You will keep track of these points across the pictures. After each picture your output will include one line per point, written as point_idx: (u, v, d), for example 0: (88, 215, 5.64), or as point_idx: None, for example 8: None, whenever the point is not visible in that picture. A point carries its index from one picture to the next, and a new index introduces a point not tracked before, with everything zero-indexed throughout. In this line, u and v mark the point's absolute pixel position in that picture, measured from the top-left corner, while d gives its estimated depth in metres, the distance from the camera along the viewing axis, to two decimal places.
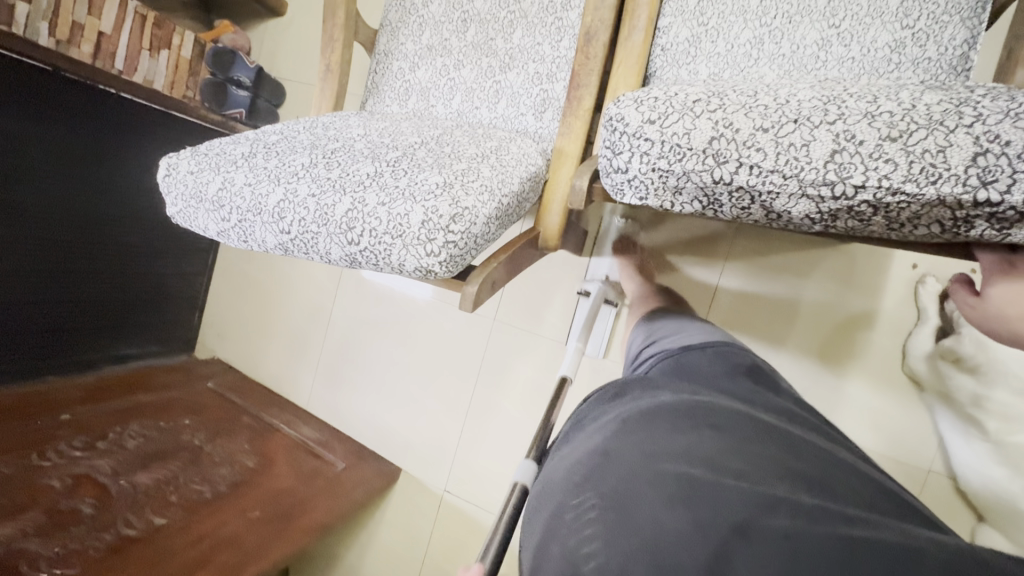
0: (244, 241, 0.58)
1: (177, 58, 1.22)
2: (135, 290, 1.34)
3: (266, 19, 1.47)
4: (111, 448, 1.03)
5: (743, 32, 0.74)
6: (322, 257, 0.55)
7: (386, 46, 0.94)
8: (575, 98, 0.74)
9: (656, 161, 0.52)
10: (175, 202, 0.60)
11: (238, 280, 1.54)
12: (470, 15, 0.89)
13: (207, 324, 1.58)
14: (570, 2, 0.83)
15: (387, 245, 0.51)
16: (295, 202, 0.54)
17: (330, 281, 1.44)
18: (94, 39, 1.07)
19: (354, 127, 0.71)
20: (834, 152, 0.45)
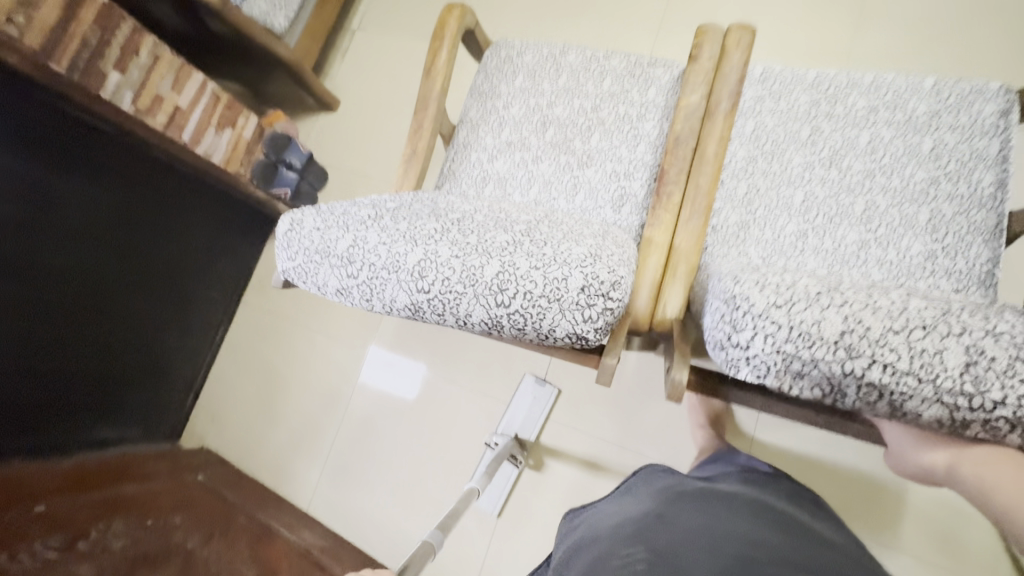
0: (368, 299, 0.56)
1: (239, 137, 1.25)
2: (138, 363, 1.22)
3: (317, 113, 1.58)
4: (93, 550, 0.86)
5: (789, 225, 0.81)
6: (460, 318, 0.53)
7: (465, 138, 1.01)
8: (664, 194, 0.79)
9: (783, 344, 0.50)
10: (293, 257, 0.58)
11: (248, 361, 1.43)
12: (550, 119, 0.97)
13: (201, 408, 1.43)
14: (644, 116, 0.93)
15: (542, 308, 0.49)
16: (437, 261, 0.53)
17: (352, 366, 1.35)
18: (170, 111, 1.07)
19: (463, 203, 0.73)
20: (967, 363, 0.45)
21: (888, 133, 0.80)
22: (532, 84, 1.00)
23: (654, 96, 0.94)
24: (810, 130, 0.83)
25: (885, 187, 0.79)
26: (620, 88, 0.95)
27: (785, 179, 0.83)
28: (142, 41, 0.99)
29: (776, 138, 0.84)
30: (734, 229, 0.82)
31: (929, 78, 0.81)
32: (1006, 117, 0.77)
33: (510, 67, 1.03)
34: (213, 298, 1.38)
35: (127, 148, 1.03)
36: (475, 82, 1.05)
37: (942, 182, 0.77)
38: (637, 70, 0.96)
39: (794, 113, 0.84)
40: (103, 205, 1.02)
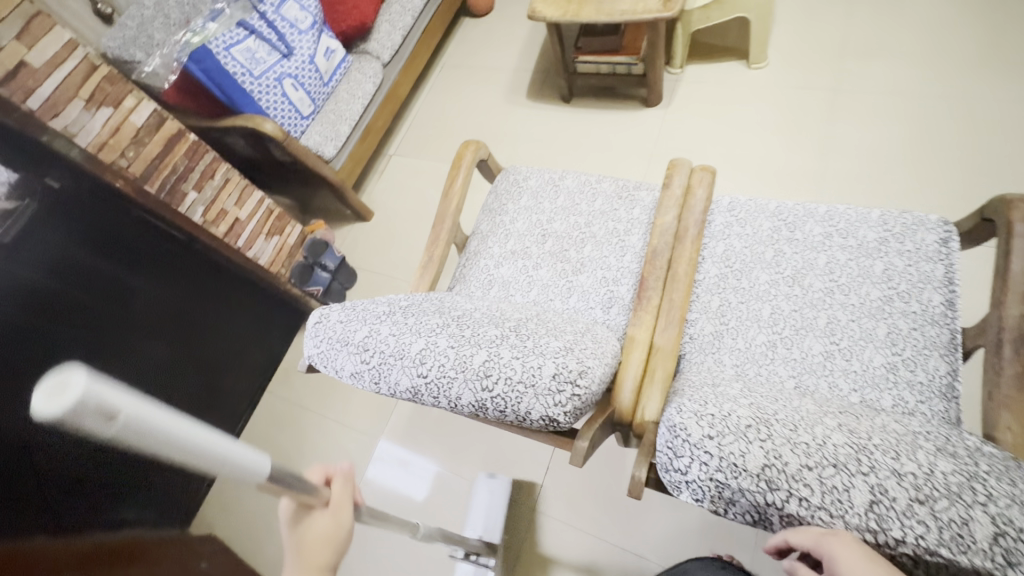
0: (375, 382, 0.65)
1: (283, 243, 1.44)
2: (161, 441, 1.32)
3: (352, 222, 1.80)
4: None
5: (759, 334, 0.89)
6: (451, 399, 0.61)
7: (475, 248, 1.15)
8: (645, 296, 0.90)
9: (714, 472, 0.52)
10: (318, 344, 0.69)
11: (265, 448, 1.49)
12: (549, 232, 1.12)
13: (215, 495, 1.47)
14: (631, 231, 1.07)
15: (519, 392, 0.58)
16: (435, 351, 0.63)
17: (361, 456, 1.40)
18: (231, 222, 1.26)
19: (468, 303, 0.85)
20: (872, 501, 0.47)
21: (843, 256, 0.91)
22: (535, 204, 1.17)
23: (639, 215, 1.09)
24: (773, 252, 0.95)
25: (845, 302, 0.88)
26: (609, 208, 1.11)
27: (754, 295, 0.92)
28: (217, 168, 1.21)
29: (742, 257, 0.96)
30: (708, 339, 0.91)
31: (875, 210, 0.94)
32: (947, 245, 0.87)
33: (516, 189, 1.20)
34: (245, 386, 1.50)
35: (183, 248, 1.24)
36: (486, 201, 1.22)
37: (896, 301, 0.85)
38: (624, 193, 1.12)
39: (758, 238, 0.97)
40: (154, 295, 1.21)
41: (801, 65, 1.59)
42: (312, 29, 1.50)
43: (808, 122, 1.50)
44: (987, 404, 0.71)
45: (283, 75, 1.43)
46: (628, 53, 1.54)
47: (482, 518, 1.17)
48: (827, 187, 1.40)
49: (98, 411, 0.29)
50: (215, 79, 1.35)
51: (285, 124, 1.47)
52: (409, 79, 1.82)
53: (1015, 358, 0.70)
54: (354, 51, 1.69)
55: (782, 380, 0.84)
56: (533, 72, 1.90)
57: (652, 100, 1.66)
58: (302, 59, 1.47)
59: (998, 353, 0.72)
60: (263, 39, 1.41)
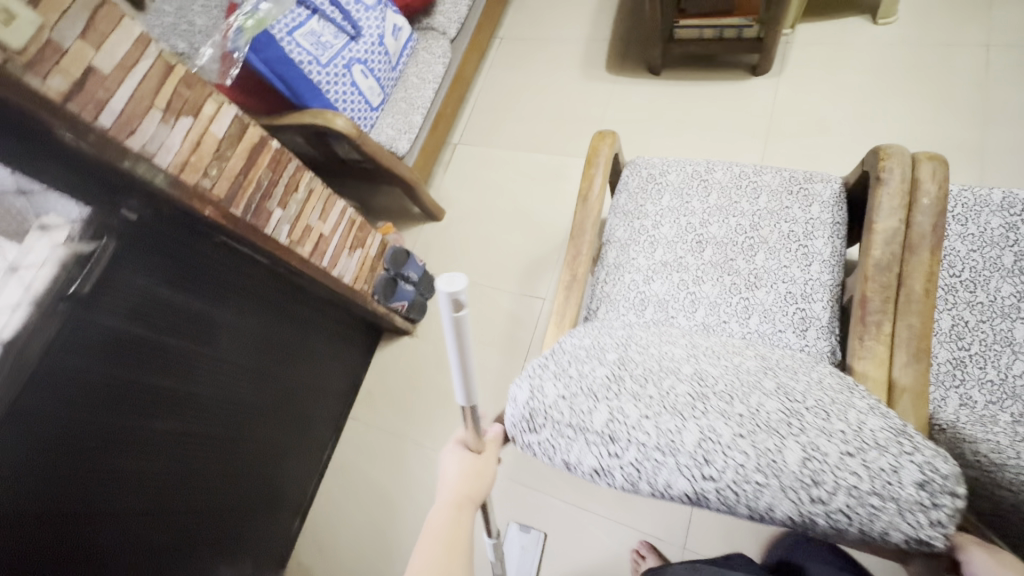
0: (639, 485, 0.54)
1: (365, 256, 1.27)
2: (256, 490, 1.17)
3: (421, 222, 1.62)
4: None
5: (1014, 362, 0.73)
6: (760, 512, 0.49)
7: (615, 259, 0.98)
8: (873, 323, 0.73)
9: None
10: (543, 431, 0.60)
11: (357, 481, 1.36)
12: (706, 238, 0.95)
13: (306, 534, 1.34)
14: (812, 233, 0.90)
15: (869, 507, 0.46)
16: (723, 446, 0.51)
17: None
18: (317, 239, 1.09)
19: (666, 343, 0.73)
20: None
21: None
22: (681, 203, 0.99)
23: (818, 213, 0.91)
24: (1012, 256, 0.78)
25: None
26: (779, 205, 0.94)
27: (995, 312, 0.76)
28: (301, 178, 1.03)
29: (973, 264, 0.79)
30: (946, 373, 0.75)
31: None
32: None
33: (654, 186, 1.02)
34: (326, 412, 1.37)
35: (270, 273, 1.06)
36: (616, 201, 1.04)
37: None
38: (795, 187, 0.94)
39: (990, 239, 0.80)
40: (238, 329, 1.04)
41: (939, 17, 1.37)
42: (379, 6, 1.29)
43: (957, 84, 1.30)
44: None
45: (352, 61, 1.23)
46: (743, 14, 1.33)
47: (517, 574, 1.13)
48: (996, 158, 1.19)
49: (455, 302, 0.50)
50: (279, 70, 1.16)
51: (355, 118, 1.28)
52: (474, 55, 1.61)
53: None
54: (416, 28, 1.48)
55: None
56: (611, 40, 1.68)
57: (761, 68, 1.45)
58: (371, 40, 1.27)
59: None
60: (327, 19, 1.21)
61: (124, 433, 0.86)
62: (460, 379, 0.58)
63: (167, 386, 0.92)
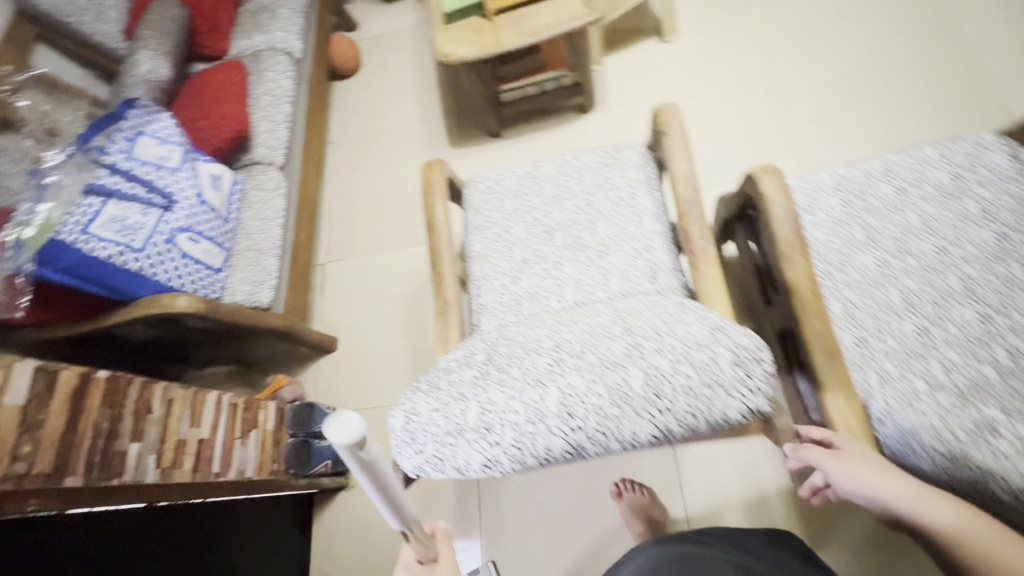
0: (519, 459, 0.53)
1: (263, 434, 1.10)
2: None
3: (316, 359, 1.47)
4: None
5: (906, 325, 0.79)
6: (627, 440, 0.52)
7: (480, 271, 1.02)
8: (699, 250, 0.84)
9: None
10: (421, 450, 0.55)
11: None
12: (552, 225, 1.01)
13: None
14: (635, 193, 1.00)
15: (708, 398, 0.50)
16: (578, 395, 0.52)
17: None
18: (196, 449, 0.92)
19: (531, 327, 0.73)
20: None
21: (930, 207, 0.84)
22: (521, 202, 1.05)
23: (635, 175, 1.02)
24: (863, 228, 0.86)
25: (966, 256, 0.80)
26: (603, 179, 1.03)
27: (869, 283, 0.82)
28: (154, 393, 0.86)
29: (836, 246, 0.86)
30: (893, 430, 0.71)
31: (929, 149, 0.89)
32: (1020, 160, 0.84)
33: (494, 196, 1.08)
34: None
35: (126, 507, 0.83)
36: (467, 219, 1.08)
37: (1013, 235, 0.79)
38: (610, 159, 1.04)
39: (836, 218, 0.88)
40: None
41: (711, 26, 1.56)
42: (185, 162, 1.14)
43: (747, 78, 1.47)
44: None
45: (175, 232, 1.08)
46: (554, 67, 1.40)
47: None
48: (804, 135, 1.37)
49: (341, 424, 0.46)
50: (86, 275, 0.97)
51: (196, 288, 1.13)
52: (313, 171, 1.51)
53: None
54: (238, 167, 1.36)
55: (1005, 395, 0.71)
56: (445, 118, 1.68)
57: (588, 107, 1.52)
58: (189, 203, 1.12)
59: None
60: (127, 198, 1.05)
61: None
62: (386, 508, 0.56)
63: None
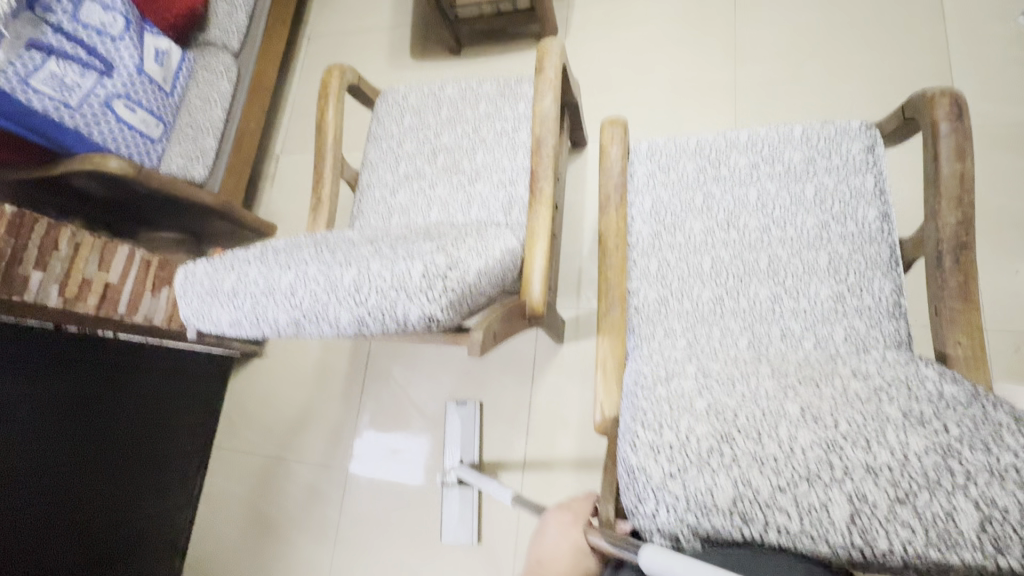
0: (256, 325, 0.63)
1: (175, 292, 1.29)
2: (179, 419, 1.31)
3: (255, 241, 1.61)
4: None
5: (704, 292, 0.83)
6: (332, 324, 0.60)
7: (367, 179, 1.09)
8: (539, 189, 0.89)
9: (684, 515, 0.52)
10: (189, 303, 0.66)
11: (232, 495, 1.39)
12: (438, 146, 1.07)
13: (191, 562, 1.37)
14: (519, 127, 1.03)
15: (393, 299, 0.57)
16: (305, 280, 0.61)
17: (337, 490, 1.33)
18: (101, 290, 1.11)
19: (351, 232, 0.80)
20: (741, 493, 0.52)
21: (773, 186, 0.85)
22: (419, 119, 1.10)
23: (524, 109, 1.04)
24: (703, 196, 0.88)
25: (783, 238, 0.83)
26: (495, 109, 1.06)
27: (691, 248, 0.86)
28: (60, 234, 1.04)
29: (672, 207, 0.89)
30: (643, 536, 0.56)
31: (796, 127, 0.88)
32: (872, 153, 0.83)
33: (398, 110, 1.12)
34: (184, 448, 1.34)
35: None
36: (370, 128, 1.14)
37: (833, 225, 0.81)
38: (506, 90, 1.06)
39: (684, 182, 0.90)
40: (26, 424, 0.96)
41: None
42: (128, 32, 1.22)
43: (711, 29, 1.40)
44: (937, 321, 0.72)
45: (110, 97, 1.19)
46: None
47: (457, 444, 1.22)
48: (746, 99, 1.32)
49: None
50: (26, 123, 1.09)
51: (134, 154, 1.25)
52: (272, 62, 1.56)
53: (956, 269, 0.70)
54: (193, 44, 1.42)
55: (932, 418, 0.56)
56: (411, 26, 1.68)
57: (545, 36, 1.48)
58: (127, 72, 1.21)
59: (940, 267, 0.71)
60: (68, 58, 1.16)
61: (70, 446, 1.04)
62: None
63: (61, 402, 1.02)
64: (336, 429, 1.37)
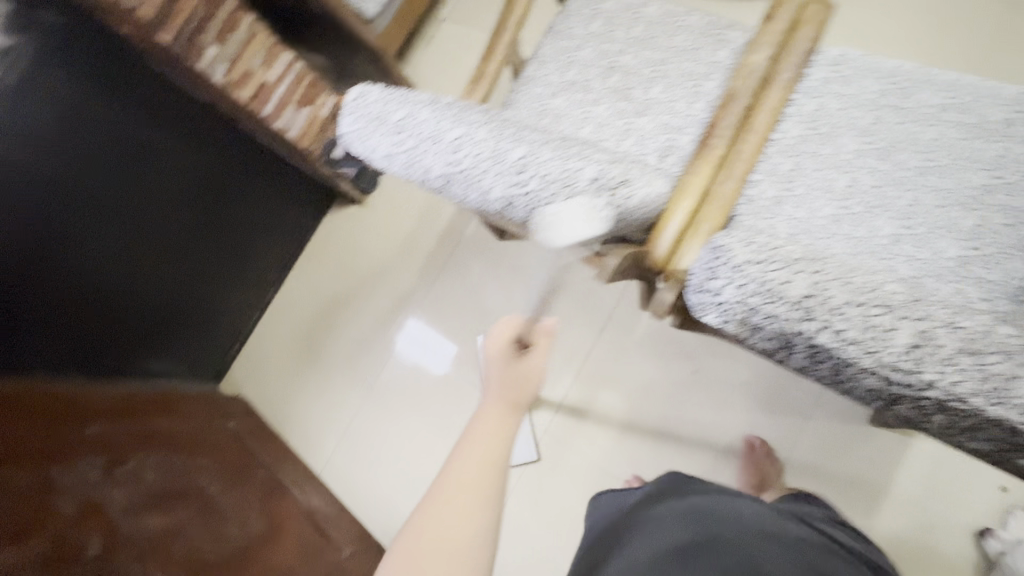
0: (408, 166, 0.64)
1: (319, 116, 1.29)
2: (264, 223, 1.40)
3: None
4: (125, 480, 0.93)
5: (824, 207, 0.82)
6: (481, 194, 0.60)
7: (531, 73, 1.04)
8: (709, 145, 0.81)
9: (749, 295, 0.52)
10: (352, 121, 0.67)
11: (298, 315, 1.51)
12: (616, 64, 1.00)
13: (244, 357, 1.51)
14: (709, 75, 0.95)
15: (553, 193, 0.56)
16: (472, 140, 0.60)
17: (386, 350, 1.42)
18: (257, 85, 1.14)
19: None
20: (813, 295, 0.50)
21: (953, 134, 0.80)
22: (608, 29, 1.02)
23: (723, 58, 0.95)
24: (872, 119, 0.84)
25: (935, 186, 0.79)
26: (691, 46, 0.97)
27: (833, 163, 0.84)
28: (240, 20, 1.08)
29: (835, 119, 0.86)
30: (697, 307, 0.58)
31: (1011, 87, 0.79)
32: None
33: (589, 11, 1.05)
34: (259, 260, 1.45)
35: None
36: (553, 21, 1.08)
37: (998, 192, 0.77)
38: (712, 31, 0.97)
39: (860, 99, 0.85)
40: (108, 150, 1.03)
41: None
42: None
43: None
44: None
45: None
46: None
47: None
48: None
49: None
50: None
51: None
52: None
53: None
54: None
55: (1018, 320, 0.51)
56: None
57: None
58: None
59: None
60: None
61: (145, 194, 1.12)
62: None
63: (138, 143, 1.08)
64: (404, 296, 1.44)
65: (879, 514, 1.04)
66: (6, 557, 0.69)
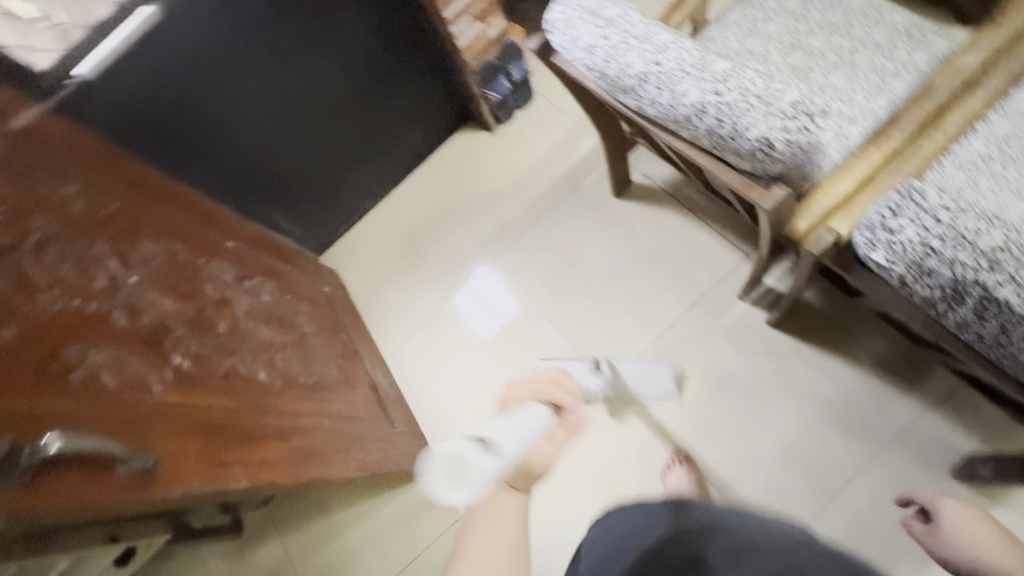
0: (605, 60, 0.68)
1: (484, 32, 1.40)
2: (408, 122, 1.51)
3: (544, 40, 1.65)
4: (249, 292, 1.04)
5: None
6: (673, 97, 0.63)
7: (709, 32, 1.04)
8: (885, 135, 0.82)
9: (931, 238, 0.65)
10: (563, 12, 0.72)
11: (405, 216, 1.60)
12: (800, 44, 0.97)
13: (347, 240, 1.63)
14: (897, 75, 0.90)
15: (749, 106, 0.59)
16: (680, 46, 0.64)
17: (476, 270, 1.48)
18: None
19: None
20: (1000, 247, 0.63)
21: None
22: (801, 9, 1.01)
23: (919, 60, 0.90)
24: None
25: None
26: (886, 44, 0.93)
27: None
28: None
29: None
30: (869, 245, 0.70)
31: None
32: None
33: None
34: (391, 155, 1.56)
35: None
36: None
37: None
38: (913, 33, 0.93)
39: None
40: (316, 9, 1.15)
41: None
42: None
43: None
44: None
45: None
46: None
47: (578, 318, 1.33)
48: None
49: None
50: None
51: None
52: None
53: None
54: None
55: None
56: None
57: None
58: None
59: None
60: None
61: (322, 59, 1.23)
62: None
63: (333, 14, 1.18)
64: (507, 225, 1.49)
65: (931, 567, 1.00)
66: (167, 306, 0.80)
